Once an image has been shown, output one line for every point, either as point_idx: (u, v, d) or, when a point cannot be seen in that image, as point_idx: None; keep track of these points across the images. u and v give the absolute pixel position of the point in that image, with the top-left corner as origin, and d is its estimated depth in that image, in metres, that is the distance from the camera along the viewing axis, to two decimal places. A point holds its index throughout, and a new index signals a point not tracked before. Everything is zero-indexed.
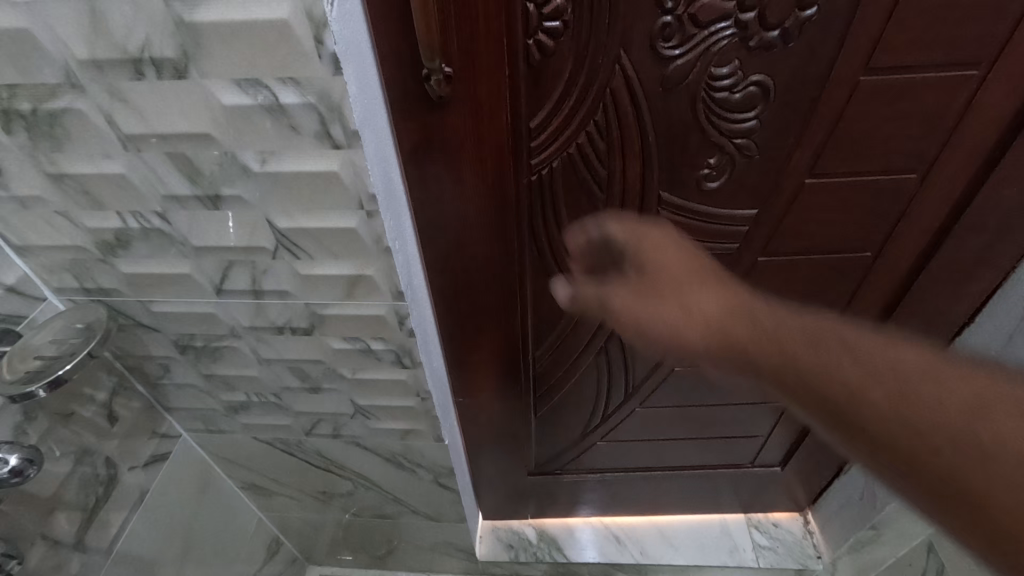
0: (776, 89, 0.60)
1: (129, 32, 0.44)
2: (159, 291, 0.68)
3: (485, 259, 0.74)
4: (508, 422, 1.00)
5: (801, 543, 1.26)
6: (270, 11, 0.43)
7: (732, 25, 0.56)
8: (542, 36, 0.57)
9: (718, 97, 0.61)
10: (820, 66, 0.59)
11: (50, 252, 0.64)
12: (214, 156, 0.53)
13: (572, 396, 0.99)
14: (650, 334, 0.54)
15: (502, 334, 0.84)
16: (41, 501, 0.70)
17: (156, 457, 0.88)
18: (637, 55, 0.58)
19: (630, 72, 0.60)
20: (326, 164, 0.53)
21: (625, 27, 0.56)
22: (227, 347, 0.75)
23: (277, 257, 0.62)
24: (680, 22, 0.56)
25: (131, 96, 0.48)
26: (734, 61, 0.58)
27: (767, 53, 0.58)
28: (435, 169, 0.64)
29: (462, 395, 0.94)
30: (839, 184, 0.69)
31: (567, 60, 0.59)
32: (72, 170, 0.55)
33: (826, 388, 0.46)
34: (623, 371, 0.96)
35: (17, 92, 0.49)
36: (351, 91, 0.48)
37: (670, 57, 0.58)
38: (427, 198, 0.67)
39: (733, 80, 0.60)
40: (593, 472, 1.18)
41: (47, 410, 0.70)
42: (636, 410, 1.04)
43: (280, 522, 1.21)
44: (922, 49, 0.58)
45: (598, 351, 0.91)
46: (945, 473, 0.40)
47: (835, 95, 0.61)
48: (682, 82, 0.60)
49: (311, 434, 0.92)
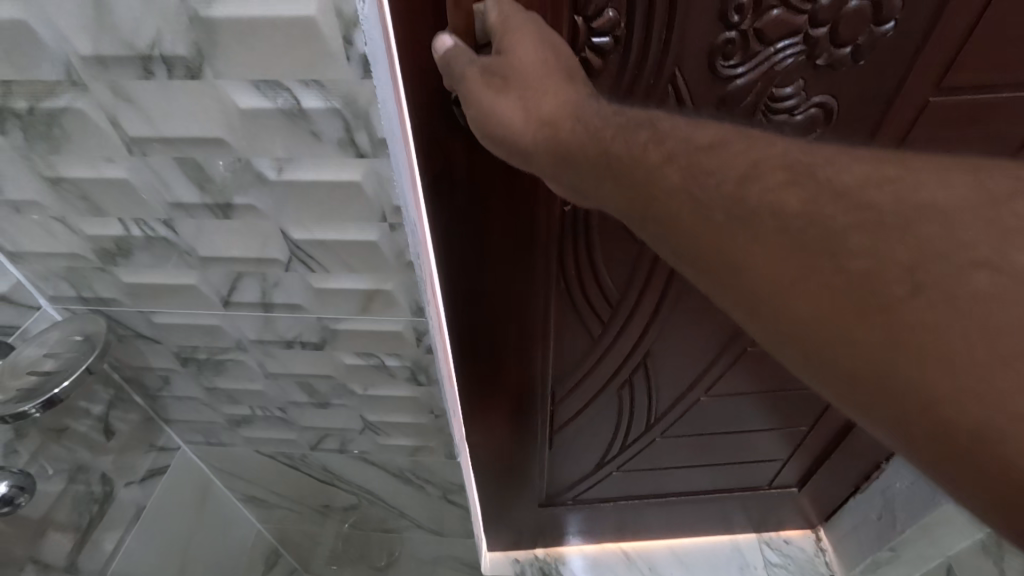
0: (839, 111, 0.58)
1: (139, 26, 0.40)
2: (161, 302, 0.64)
3: (508, 292, 0.70)
4: (521, 454, 0.97)
5: (813, 561, 1.24)
6: (295, 8, 0.39)
7: (801, 42, 0.53)
8: (590, 54, 0.52)
9: (776, 119, 0.58)
10: (887, 89, 0.57)
11: (46, 260, 0.60)
12: (226, 163, 0.49)
13: (591, 429, 0.96)
14: (479, 103, 0.41)
15: (527, 370, 0.81)
16: (31, 524, 0.66)
17: (154, 471, 0.84)
18: (695, 74, 0.54)
19: (684, 91, 0.56)
20: (350, 174, 0.49)
21: (682, 43, 0.52)
22: (232, 361, 0.71)
23: (289, 269, 0.58)
24: (744, 38, 0.52)
25: (139, 97, 0.45)
26: (798, 81, 0.55)
27: (833, 72, 0.55)
28: (461, 201, 0.60)
29: (476, 431, 0.91)
30: None
31: (610, 81, 0.54)
32: (71, 174, 0.51)
33: (679, 202, 0.34)
34: (647, 400, 0.92)
35: (12, 89, 0.45)
36: (379, 95, 0.44)
37: (731, 76, 0.55)
38: (448, 233, 0.63)
39: (796, 101, 0.57)
40: (606, 502, 1.15)
41: (39, 426, 0.66)
42: (656, 439, 1.00)
43: (279, 535, 1.17)
44: (1001, 71, 0.55)
45: (622, 384, 0.88)
46: (823, 289, 0.29)
47: (900, 114, 0.59)
48: (740, 104, 0.57)
49: (316, 449, 0.88)
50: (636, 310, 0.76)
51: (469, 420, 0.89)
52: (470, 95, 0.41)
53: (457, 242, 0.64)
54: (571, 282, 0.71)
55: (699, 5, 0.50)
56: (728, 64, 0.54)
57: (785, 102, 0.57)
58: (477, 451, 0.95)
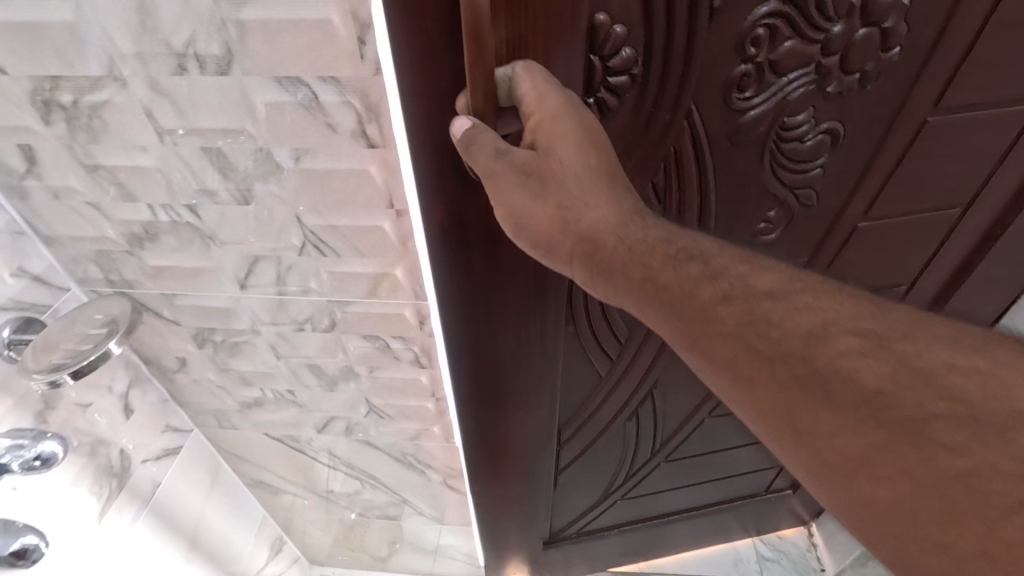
0: (843, 134, 0.64)
1: (176, 27, 0.45)
2: (182, 285, 0.68)
3: (518, 346, 0.69)
4: (532, 492, 0.97)
5: (805, 556, 1.28)
6: (317, 11, 0.43)
7: (812, 72, 0.57)
8: (607, 93, 0.53)
9: (788, 144, 0.63)
10: (889, 109, 0.62)
11: (77, 243, 0.65)
12: (248, 152, 0.54)
13: (596, 456, 1.00)
14: (511, 204, 0.42)
15: (542, 421, 0.83)
16: (57, 491, 0.71)
17: (168, 450, 0.89)
18: (714, 103, 0.58)
19: (702, 122, 0.59)
20: (360, 164, 0.53)
21: (703, 77, 0.55)
22: (245, 343, 0.76)
23: (303, 254, 0.63)
24: (760, 70, 0.56)
25: (173, 90, 0.49)
26: (809, 108, 0.60)
27: (841, 96, 0.60)
28: (477, 258, 0.58)
29: (483, 474, 0.90)
30: (893, 221, 0.76)
31: (625, 117, 0.56)
32: (107, 162, 0.56)
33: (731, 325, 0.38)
34: (654, 423, 0.97)
35: (60, 83, 0.50)
36: (389, 92, 0.49)
37: (748, 106, 0.58)
38: (457, 290, 0.61)
39: (806, 127, 0.62)
40: (610, 529, 1.17)
41: (67, 400, 0.70)
42: (661, 463, 1.05)
43: (284, 521, 1.21)
44: (985, 89, 0.62)
45: (630, 413, 0.93)
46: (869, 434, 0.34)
47: (899, 133, 0.65)
48: (754, 130, 0.61)
49: (323, 433, 0.92)
50: (641, 344, 0.82)
51: (473, 463, 0.88)
52: (500, 196, 0.42)
53: (476, 319, 0.64)
54: (582, 327, 0.75)
55: (721, 42, 0.53)
56: (744, 96, 0.58)
57: (797, 130, 0.62)
58: (484, 494, 0.95)
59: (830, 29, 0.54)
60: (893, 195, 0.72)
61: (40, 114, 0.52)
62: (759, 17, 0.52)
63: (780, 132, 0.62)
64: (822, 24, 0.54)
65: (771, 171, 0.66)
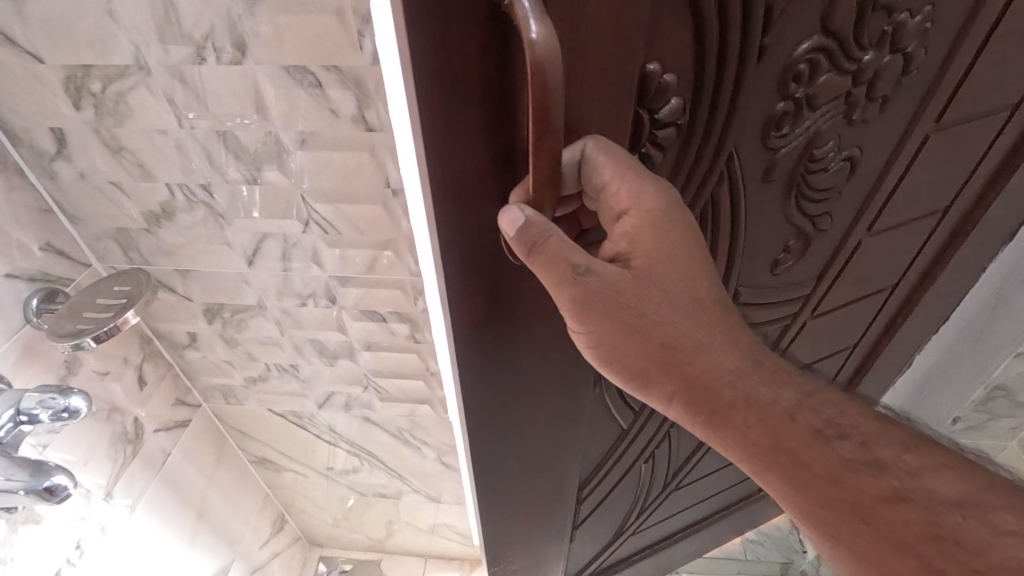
0: (862, 160, 0.58)
1: (197, 21, 0.51)
2: (195, 261, 0.74)
3: (537, 409, 0.60)
4: (548, 549, 0.87)
5: (789, 538, 1.33)
6: (322, 8, 0.49)
7: (841, 101, 0.50)
8: (651, 147, 0.44)
9: (811, 178, 0.56)
10: (900, 128, 0.57)
11: (99, 222, 0.70)
12: (259, 135, 0.59)
13: (612, 502, 0.91)
14: (591, 318, 0.41)
15: (563, 485, 0.74)
16: (79, 452, 0.76)
17: (179, 423, 0.94)
18: (746, 141, 0.49)
19: (738, 163, 0.50)
20: (360, 146, 0.59)
21: (743, 118, 0.47)
22: (252, 318, 0.81)
23: (307, 231, 0.68)
24: (797, 106, 0.48)
25: (192, 78, 0.55)
26: (834, 138, 0.53)
27: (862, 123, 0.54)
28: (505, 333, 0.50)
29: (494, 544, 0.79)
30: (893, 239, 0.69)
31: (666, 168, 0.47)
32: (129, 144, 0.61)
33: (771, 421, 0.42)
34: (668, 453, 0.92)
35: (91, 72, 0.56)
36: (386, 80, 0.54)
37: (779, 142, 0.50)
38: (479, 361, 0.51)
39: (829, 158, 0.55)
40: (625, 562, 1.10)
41: (87, 367, 0.75)
42: (676, 488, 1.01)
43: (286, 500, 1.27)
44: (990, 100, 0.58)
45: (648, 453, 0.87)
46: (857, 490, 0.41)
47: (911, 154, 0.59)
48: (782, 167, 0.53)
49: (323, 408, 0.98)
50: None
51: (486, 532, 0.76)
52: (577, 310, 0.40)
53: (504, 388, 0.55)
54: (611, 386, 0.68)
55: (765, 77, 0.45)
56: (781, 135, 0.50)
57: (823, 161, 0.55)
58: (504, 561, 0.83)
59: (862, 59, 0.47)
60: (897, 214, 0.66)
61: (71, 100, 0.58)
62: (800, 49, 0.44)
63: (807, 166, 0.54)
64: (855, 54, 0.47)
65: (795, 206, 0.58)
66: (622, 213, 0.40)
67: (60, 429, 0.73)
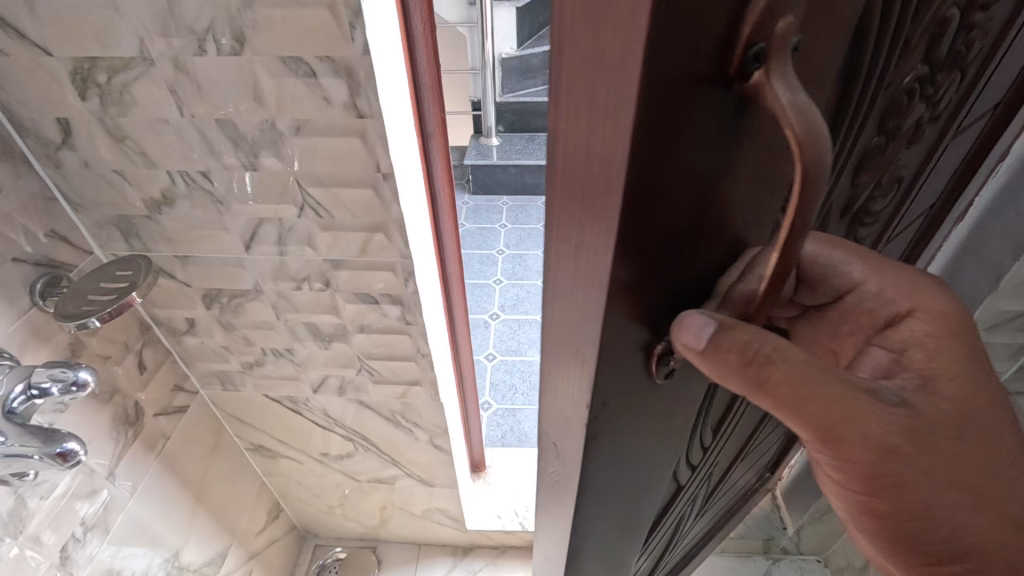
0: (904, 179, 0.58)
1: (198, 14, 0.55)
2: (194, 247, 0.77)
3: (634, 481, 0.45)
4: None
5: (769, 517, 1.26)
6: (316, 4, 0.53)
7: (911, 128, 0.49)
8: None
9: (870, 204, 0.55)
10: (930, 142, 0.57)
11: (102, 209, 0.74)
12: (257, 122, 0.63)
13: (649, 554, 0.76)
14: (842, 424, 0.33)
15: (622, 548, 0.58)
16: (85, 432, 0.79)
17: (177, 408, 0.97)
18: (843, 181, 0.45)
19: (831, 205, 0.46)
20: (353, 131, 0.63)
21: (850, 159, 0.42)
22: (249, 303, 0.85)
23: (301, 215, 0.72)
24: (885, 138, 0.45)
25: (192, 68, 0.59)
26: (894, 163, 0.52)
27: (913, 146, 0.53)
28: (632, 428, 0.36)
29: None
30: (897, 240, 0.72)
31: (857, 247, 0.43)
32: (133, 134, 0.65)
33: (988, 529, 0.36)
34: (710, 497, 0.77)
35: (97, 64, 0.59)
36: (376, 69, 0.58)
37: (861, 176, 0.47)
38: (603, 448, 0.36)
39: (886, 182, 0.54)
40: None
41: (89, 350, 0.78)
42: (710, 520, 0.88)
43: (281, 488, 1.30)
44: (985, 101, 0.60)
45: (693, 502, 0.71)
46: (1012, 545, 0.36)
47: (929, 166, 0.61)
48: (855, 200, 0.51)
49: (318, 392, 1.01)
50: (735, 434, 0.61)
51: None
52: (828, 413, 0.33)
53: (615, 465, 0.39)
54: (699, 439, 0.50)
55: (873, 117, 0.40)
56: (867, 170, 0.47)
57: (884, 187, 0.54)
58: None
59: (932, 84, 0.46)
60: (904, 219, 0.68)
61: (77, 91, 0.61)
62: (906, 76, 0.41)
63: (872, 194, 0.53)
64: (930, 80, 0.45)
65: (852, 232, 0.57)
66: (905, 313, 0.41)
67: (66, 406, 0.75)
